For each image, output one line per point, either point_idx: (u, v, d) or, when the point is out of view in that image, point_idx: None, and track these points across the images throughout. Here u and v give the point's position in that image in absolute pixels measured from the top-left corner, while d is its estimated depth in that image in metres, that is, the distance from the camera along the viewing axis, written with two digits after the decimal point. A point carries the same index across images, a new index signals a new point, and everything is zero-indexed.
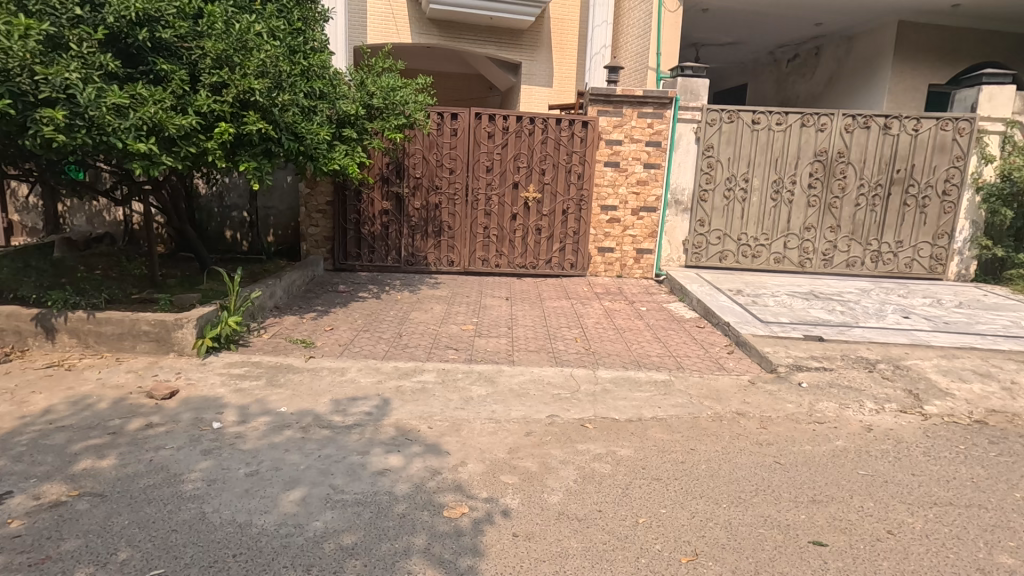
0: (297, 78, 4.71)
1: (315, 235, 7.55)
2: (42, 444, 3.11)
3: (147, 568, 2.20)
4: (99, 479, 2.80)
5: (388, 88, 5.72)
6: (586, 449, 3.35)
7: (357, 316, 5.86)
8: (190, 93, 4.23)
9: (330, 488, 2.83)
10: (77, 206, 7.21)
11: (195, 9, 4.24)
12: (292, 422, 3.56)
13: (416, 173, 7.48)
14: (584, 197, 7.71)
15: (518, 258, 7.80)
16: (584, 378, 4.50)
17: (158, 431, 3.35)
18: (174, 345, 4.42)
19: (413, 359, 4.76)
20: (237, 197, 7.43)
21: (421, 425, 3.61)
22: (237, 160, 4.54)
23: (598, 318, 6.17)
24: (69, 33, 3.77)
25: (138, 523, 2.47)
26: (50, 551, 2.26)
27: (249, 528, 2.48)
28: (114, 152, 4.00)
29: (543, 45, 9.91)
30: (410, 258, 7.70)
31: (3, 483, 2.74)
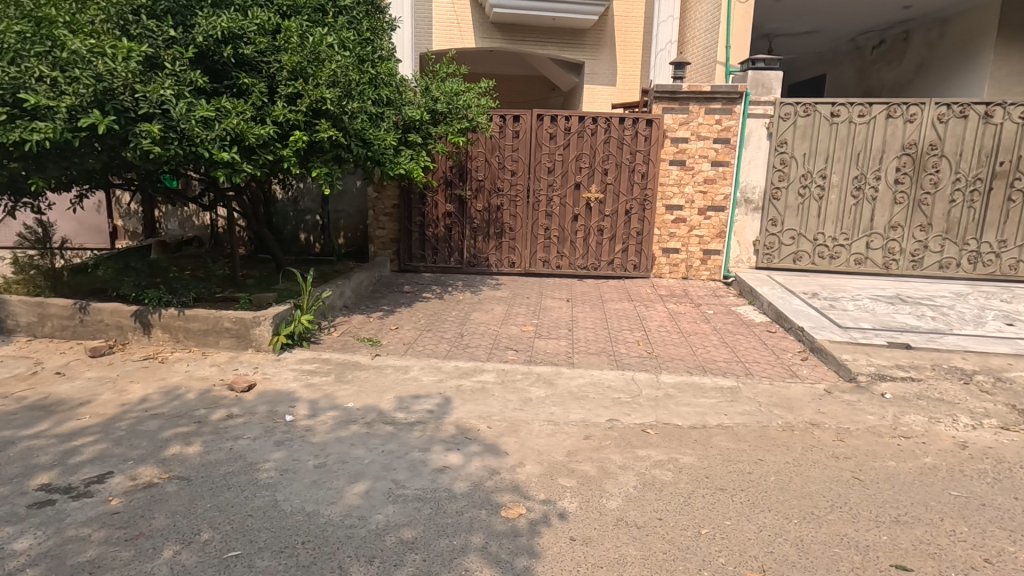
0: (365, 86, 4.91)
1: (382, 237, 7.82)
2: (138, 430, 3.41)
3: (226, 550, 2.35)
4: (185, 464, 3.03)
5: (452, 93, 5.84)
6: (647, 455, 3.28)
7: (420, 316, 6.03)
8: (269, 104, 4.50)
9: (393, 483, 2.92)
10: (171, 212, 7.83)
11: (274, 25, 4.50)
12: (358, 418, 3.70)
13: (479, 176, 7.58)
14: (649, 196, 7.53)
15: (580, 259, 7.75)
16: (646, 383, 4.39)
17: (237, 421, 3.58)
18: (252, 341, 4.72)
19: (474, 359, 4.83)
20: (310, 202, 7.82)
21: (481, 425, 3.65)
22: (310, 167, 4.77)
23: (661, 321, 6.01)
24: (164, 54, 4.10)
25: (217, 507, 2.65)
26: (143, 528, 2.47)
27: (316, 517, 2.60)
28: (201, 161, 4.32)
29: (607, 43, 9.78)
30: (473, 259, 7.82)
31: (105, 463, 3.02)
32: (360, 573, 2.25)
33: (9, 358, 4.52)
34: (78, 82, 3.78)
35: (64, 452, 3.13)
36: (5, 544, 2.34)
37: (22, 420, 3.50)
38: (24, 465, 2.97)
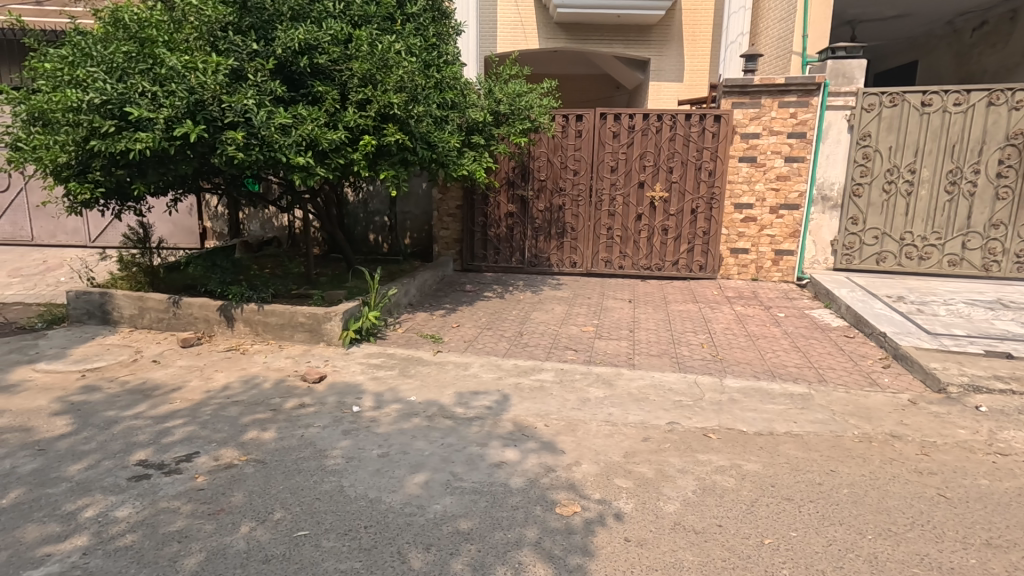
0: (430, 90, 5.06)
1: (445, 237, 8.02)
2: (221, 415, 3.69)
3: (296, 529, 2.51)
4: (262, 448, 3.25)
5: (515, 94, 5.93)
6: (708, 460, 3.18)
7: (481, 314, 6.14)
8: (341, 110, 4.73)
9: (451, 475, 3.00)
10: (253, 214, 8.40)
11: (346, 34, 4.74)
12: (420, 411, 3.83)
13: (541, 176, 7.61)
14: (716, 195, 7.29)
15: (643, 259, 7.60)
16: (709, 387, 4.26)
17: (309, 410, 3.80)
18: (324, 335, 4.98)
19: (533, 358, 4.86)
20: (378, 204, 8.13)
21: (538, 423, 3.67)
22: (378, 169, 4.97)
23: (728, 324, 5.79)
24: (248, 66, 4.41)
25: (289, 489, 2.82)
26: (224, 504, 2.68)
27: (378, 504, 2.71)
28: (279, 165, 4.60)
29: (674, 38, 9.54)
30: (534, 259, 7.85)
31: (193, 443, 3.29)
32: (419, 559, 2.33)
33: (114, 346, 5.01)
34: (174, 96, 4.11)
35: (158, 432, 3.43)
36: (109, 510, 2.61)
37: (124, 402, 3.88)
38: (125, 442, 3.29)
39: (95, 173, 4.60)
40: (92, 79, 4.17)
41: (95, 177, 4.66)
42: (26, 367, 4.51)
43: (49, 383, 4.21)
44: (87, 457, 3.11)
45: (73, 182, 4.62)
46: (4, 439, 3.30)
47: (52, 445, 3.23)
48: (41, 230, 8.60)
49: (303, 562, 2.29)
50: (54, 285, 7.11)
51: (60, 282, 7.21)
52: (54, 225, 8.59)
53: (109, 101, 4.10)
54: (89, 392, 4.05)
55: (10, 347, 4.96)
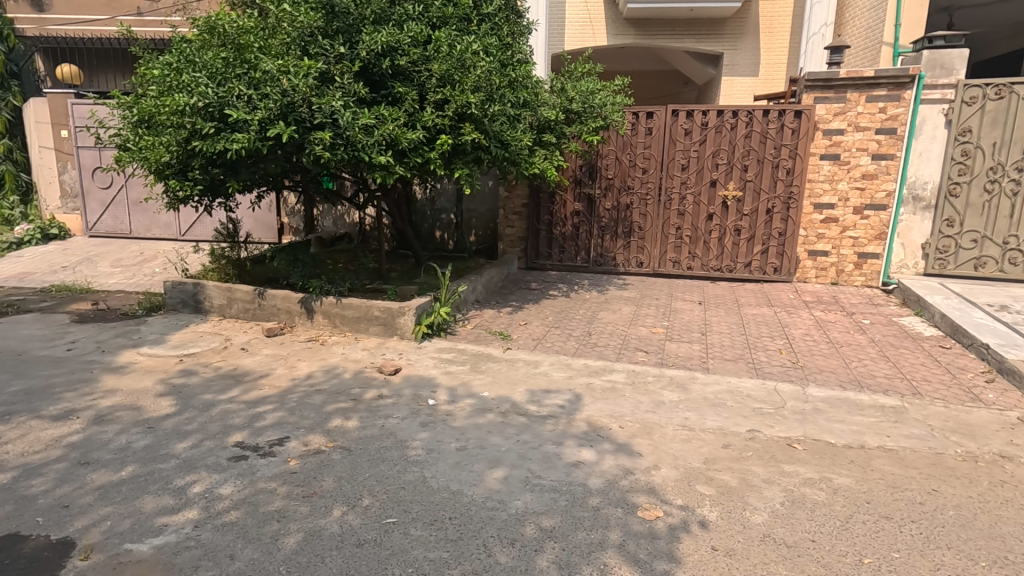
0: (505, 89, 5.13)
1: (510, 235, 8.05)
2: (307, 402, 3.88)
3: (385, 516, 2.59)
4: (346, 436, 3.39)
5: (588, 92, 5.94)
6: (795, 472, 3.05)
7: (548, 313, 6.14)
8: (419, 110, 4.85)
9: (529, 472, 3.02)
10: (327, 211, 8.76)
11: (425, 36, 4.86)
12: (493, 407, 3.88)
13: (609, 174, 7.53)
14: (794, 194, 6.98)
15: (713, 260, 7.38)
16: (790, 395, 4.08)
17: (387, 401, 3.93)
18: (397, 329, 5.14)
19: (603, 358, 4.82)
20: (446, 202, 8.14)
21: (613, 424, 3.64)
22: (452, 168, 5.07)
23: (807, 330, 5.53)
24: (335, 69, 4.59)
25: (374, 477, 2.93)
26: (316, 488, 2.82)
27: (461, 497, 2.77)
28: (361, 164, 4.76)
29: (749, 31, 9.18)
30: (600, 258, 7.78)
31: (284, 428, 3.48)
32: (504, 554, 2.36)
33: (206, 333, 5.36)
34: (268, 98, 4.32)
35: (251, 416, 3.65)
36: (214, 487, 2.79)
37: (219, 387, 4.14)
38: (223, 424, 3.52)
39: (194, 172, 4.92)
40: (195, 83, 4.44)
41: (194, 176, 4.98)
42: (132, 350, 4.89)
43: (152, 366, 4.55)
44: (191, 436, 3.34)
45: (174, 180, 4.96)
46: (119, 416, 3.60)
47: (159, 424, 3.50)
48: (139, 224, 9.30)
49: (394, 549, 2.38)
50: (151, 275, 7.68)
51: (156, 272, 7.79)
52: (149, 219, 9.28)
53: (209, 104, 4.36)
54: (188, 375, 4.36)
55: (117, 331, 5.40)
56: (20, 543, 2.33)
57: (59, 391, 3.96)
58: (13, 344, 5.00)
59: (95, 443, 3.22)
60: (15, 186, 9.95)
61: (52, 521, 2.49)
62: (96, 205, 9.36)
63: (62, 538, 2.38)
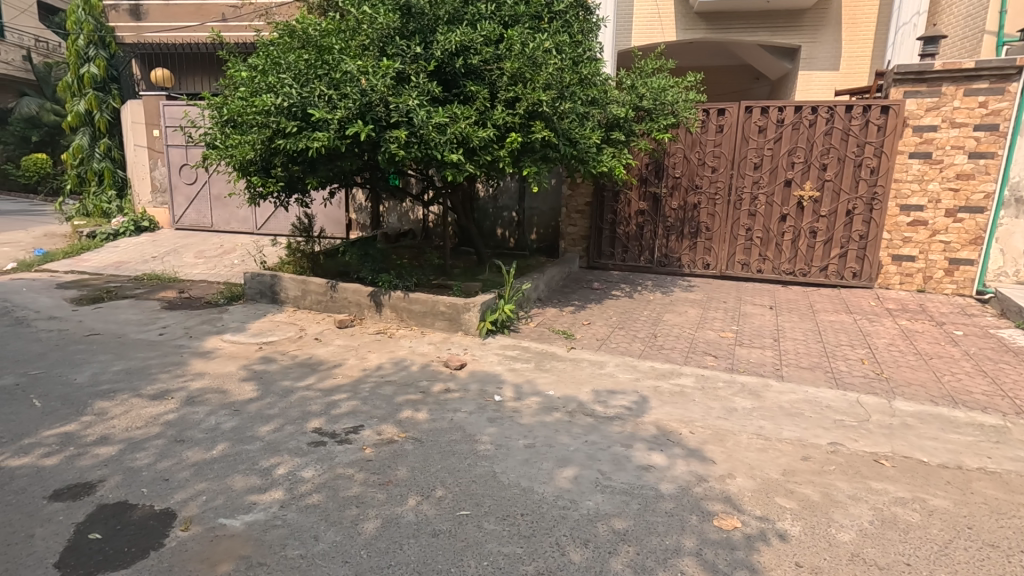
0: (576, 87, 5.11)
1: (572, 234, 7.99)
2: (378, 393, 4.00)
3: (458, 508, 2.64)
4: (417, 427, 3.47)
5: (658, 89, 5.85)
6: (883, 489, 2.88)
7: (612, 313, 6.06)
8: (490, 108, 4.90)
9: (599, 473, 2.99)
10: (393, 207, 9.01)
11: (497, 35, 4.90)
12: (560, 406, 3.86)
13: (676, 173, 7.35)
14: (878, 195, 6.58)
15: (785, 263, 7.07)
16: (875, 408, 3.85)
17: (454, 395, 3.99)
18: (462, 325, 5.22)
19: (670, 362, 4.71)
20: (508, 199, 8.07)
21: (683, 429, 3.55)
22: (521, 166, 5.08)
23: (891, 339, 5.20)
24: (411, 69, 4.71)
25: (446, 469, 2.98)
26: (391, 476, 2.90)
27: (532, 493, 2.78)
28: (433, 162, 4.85)
29: (830, 22, 8.72)
30: (664, 259, 7.60)
31: (358, 417, 3.60)
32: (578, 553, 2.35)
33: (282, 323, 5.62)
34: (347, 98, 4.47)
35: (328, 404, 3.80)
36: (297, 470, 2.93)
37: (296, 374, 4.34)
38: (302, 410, 3.68)
39: (276, 169, 5.16)
40: (281, 84, 4.64)
41: (276, 173, 5.23)
42: (217, 337, 5.20)
43: (235, 352, 4.82)
44: (273, 420, 3.52)
45: (257, 177, 5.22)
46: (208, 398, 3.83)
47: (244, 407, 3.70)
48: (219, 218, 9.88)
49: (468, 541, 2.41)
50: (231, 267, 8.14)
51: (235, 263, 8.25)
52: (229, 214, 9.83)
53: (293, 104, 4.55)
54: (267, 362, 4.59)
55: (202, 318, 5.76)
56: (129, 511, 2.53)
57: (155, 373, 4.27)
58: (113, 327, 5.42)
59: (188, 422, 3.44)
60: (113, 183, 10.94)
61: (155, 492, 2.68)
62: (182, 199, 10.00)
63: (164, 509, 2.56)
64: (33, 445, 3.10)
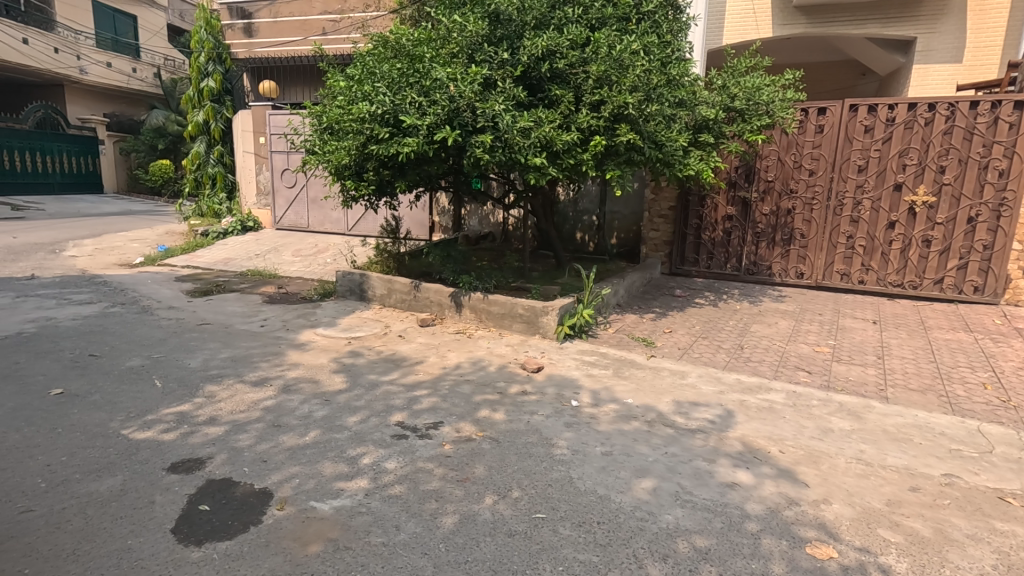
0: (663, 88, 5.00)
1: (654, 238, 7.78)
2: (457, 391, 4.10)
3: (534, 511, 2.64)
4: (495, 427, 3.51)
5: (752, 88, 5.59)
6: (1010, 531, 2.56)
7: (695, 322, 5.84)
8: (575, 112, 4.89)
9: (680, 487, 2.88)
10: (474, 210, 9.22)
11: (584, 38, 4.90)
12: (639, 415, 3.77)
13: (768, 176, 6.98)
14: (1008, 200, 5.92)
15: (892, 275, 6.50)
16: (1000, 439, 3.44)
17: (531, 398, 4.01)
18: (541, 328, 5.23)
19: (758, 375, 4.46)
20: (588, 203, 8.00)
21: (771, 447, 3.35)
22: (604, 169, 5.02)
23: (1020, 362, 4.62)
24: (497, 75, 4.79)
25: (522, 471, 3.00)
26: (468, 473, 2.96)
27: (608, 502, 2.73)
28: (515, 166, 4.90)
29: (953, 11, 7.94)
30: (753, 267, 7.23)
31: (438, 413, 3.71)
32: (655, 568, 2.28)
33: (369, 320, 5.90)
34: (436, 105, 4.62)
35: (410, 399, 3.94)
36: (380, 461, 3.05)
37: (381, 368, 4.54)
38: (386, 404, 3.84)
39: (368, 173, 5.42)
40: (375, 93, 4.87)
41: (368, 177, 5.50)
42: (310, 330, 5.56)
43: (326, 345, 5.12)
44: (359, 411, 3.70)
45: (351, 180, 5.52)
46: (302, 387, 4.10)
47: (333, 397, 3.92)
48: (315, 219, 10.56)
49: (544, 544, 2.41)
50: (324, 265, 8.66)
51: (328, 262, 8.77)
52: (324, 215, 10.48)
53: (386, 112, 4.76)
54: (355, 356, 4.84)
55: (298, 313, 6.17)
56: (232, 487, 2.75)
57: (256, 361, 4.62)
58: (221, 318, 5.94)
59: (285, 409, 3.70)
60: (224, 185, 12.11)
61: (255, 472, 2.89)
62: (282, 202, 10.78)
63: (263, 488, 2.76)
64: (154, 420, 3.45)
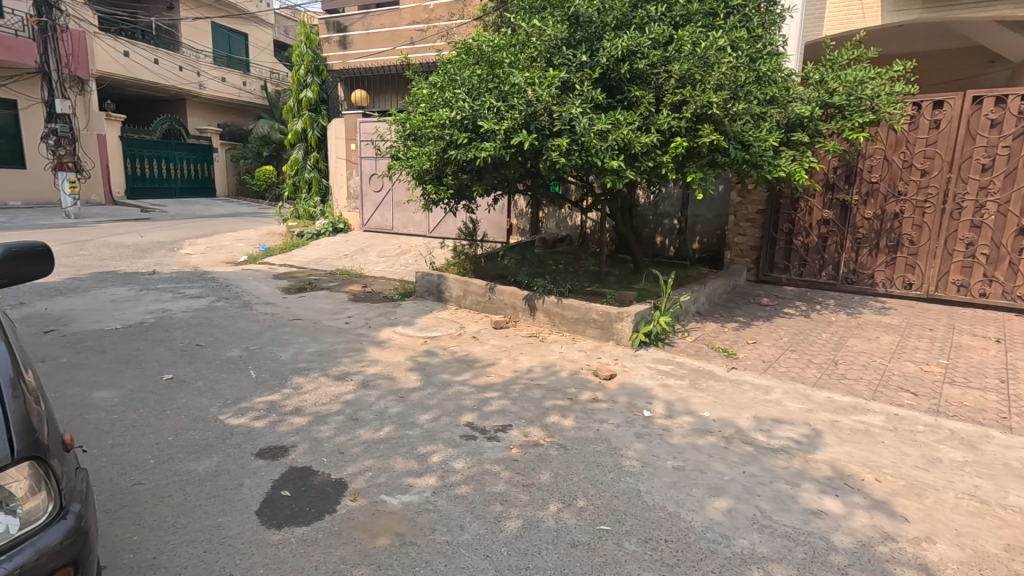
0: (752, 86, 4.76)
1: (740, 244, 7.29)
2: (527, 395, 4.10)
3: (598, 522, 2.58)
4: (563, 433, 3.48)
5: (854, 82, 5.18)
6: None
7: (782, 333, 5.47)
8: (655, 113, 4.74)
9: (758, 510, 2.71)
10: (552, 213, 9.23)
11: (667, 36, 4.75)
12: (715, 430, 3.58)
13: (872, 177, 6.41)
14: None
15: (1021, 288, 5.77)
16: None
17: (602, 405, 3.93)
18: (615, 334, 5.13)
19: (854, 395, 4.10)
20: (670, 206, 7.73)
21: (865, 474, 3.07)
22: (685, 172, 4.82)
23: None
24: (576, 77, 4.75)
25: (589, 480, 2.94)
26: (534, 479, 2.95)
27: (678, 520, 2.61)
28: (592, 170, 4.82)
29: None
30: (851, 275, 6.67)
31: (507, 416, 3.73)
32: None
33: (445, 320, 6.05)
34: (514, 109, 4.66)
35: (481, 400, 4.00)
36: (449, 460, 3.11)
37: (454, 368, 4.64)
38: (457, 404, 3.92)
39: (447, 177, 5.55)
40: (455, 99, 4.97)
41: (447, 181, 5.62)
42: (390, 328, 5.79)
43: (404, 343, 5.31)
44: (431, 410, 3.80)
45: (431, 184, 5.67)
46: (379, 383, 4.28)
47: (407, 394, 4.06)
48: (399, 222, 11.01)
49: (608, 558, 2.35)
50: (406, 266, 9.02)
51: (410, 263, 9.11)
52: (407, 218, 10.90)
53: (465, 117, 4.84)
54: (430, 355, 4.98)
55: (380, 311, 6.45)
56: (311, 476, 2.92)
57: (340, 356, 4.88)
58: (311, 314, 6.34)
59: (363, 403, 3.87)
60: (319, 190, 12.89)
61: (333, 463, 3.06)
62: (370, 205, 11.33)
63: (339, 478, 2.90)
64: (248, 408, 3.74)
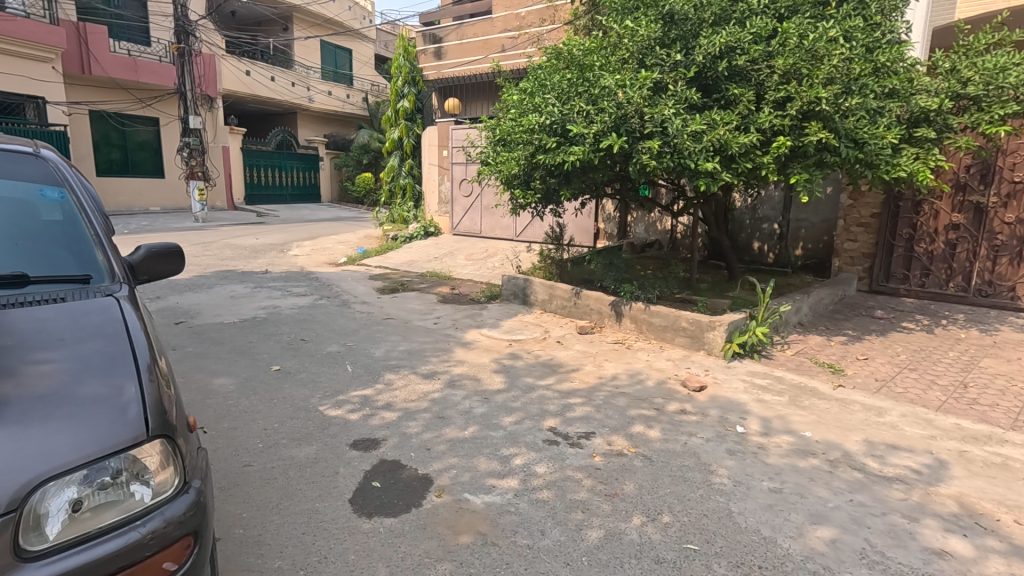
0: (868, 78, 4.37)
1: (851, 250, 6.74)
2: (612, 403, 4.02)
3: (684, 540, 2.47)
4: (649, 445, 3.37)
5: (994, 69, 4.59)
6: None
7: (900, 349, 4.96)
8: (755, 112, 4.49)
9: (867, 543, 2.47)
10: (641, 218, 9.04)
11: (770, 30, 4.49)
12: (818, 452, 3.30)
13: (1015, 176, 5.66)
14: None
15: None
16: None
17: (691, 418, 3.76)
18: (706, 344, 4.90)
19: (988, 423, 3.62)
20: (769, 210, 7.27)
21: (1001, 514, 2.69)
22: (788, 173, 4.52)
23: None
24: (669, 78, 4.60)
25: (675, 495, 2.83)
26: (617, 489, 2.88)
27: (774, 546, 2.44)
28: (685, 173, 4.64)
29: None
30: (987, 288, 5.92)
31: (591, 423, 3.68)
32: None
33: (530, 323, 6.09)
34: (604, 112, 4.60)
35: (564, 405, 3.97)
36: (531, 464, 3.12)
37: (538, 372, 4.65)
38: (541, 408, 3.92)
39: (535, 182, 5.57)
40: (545, 104, 4.97)
41: (535, 186, 5.64)
42: (477, 330, 5.91)
43: (489, 345, 5.40)
44: (515, 412, 3.83)
45: (519, 189, 5.71)
46: (465, 383, 4.38)
47: (491, 396, 4.12)
48: (487, 225, 11.25)
49: None
50: (492, 269, 9.19)
51: (497, 266, 9.27)
52: (495, 222, 11.11)
53: (554, 122, 4.84)
54: (514, 358, 5.02)
55: (467, 313, 6.62)
56: (400, 470, 3.04)
57: (428, 355, 5.05)
58: (402, 314, 6.62)
59: (449, 402, 3.98)
60: (412, 195, 13.49)
61: (419, 458, 3.17)
62: (460, 209, 11.66)
63: (425, 474, 3.00)
64: (344, 401, 3.98)
